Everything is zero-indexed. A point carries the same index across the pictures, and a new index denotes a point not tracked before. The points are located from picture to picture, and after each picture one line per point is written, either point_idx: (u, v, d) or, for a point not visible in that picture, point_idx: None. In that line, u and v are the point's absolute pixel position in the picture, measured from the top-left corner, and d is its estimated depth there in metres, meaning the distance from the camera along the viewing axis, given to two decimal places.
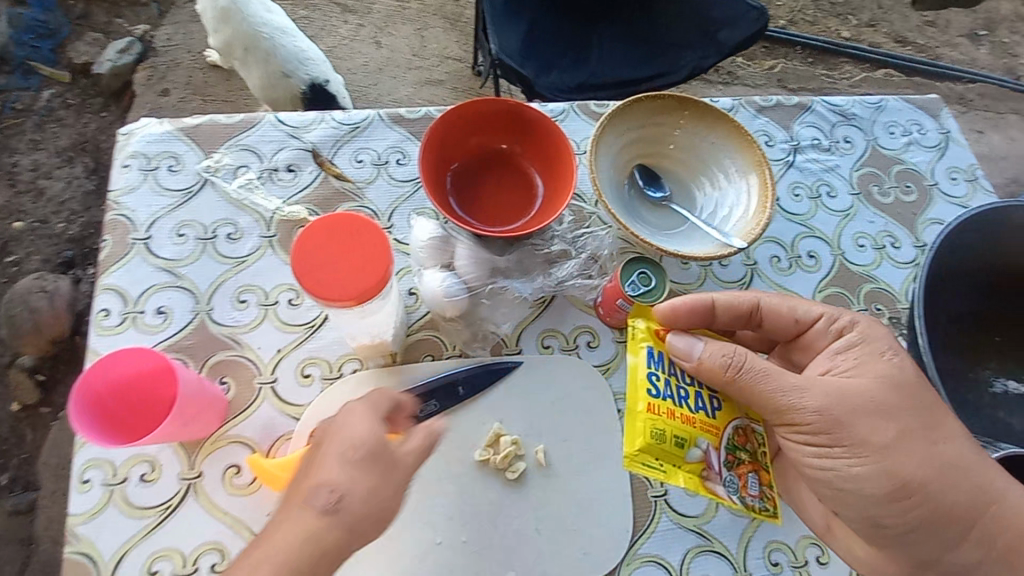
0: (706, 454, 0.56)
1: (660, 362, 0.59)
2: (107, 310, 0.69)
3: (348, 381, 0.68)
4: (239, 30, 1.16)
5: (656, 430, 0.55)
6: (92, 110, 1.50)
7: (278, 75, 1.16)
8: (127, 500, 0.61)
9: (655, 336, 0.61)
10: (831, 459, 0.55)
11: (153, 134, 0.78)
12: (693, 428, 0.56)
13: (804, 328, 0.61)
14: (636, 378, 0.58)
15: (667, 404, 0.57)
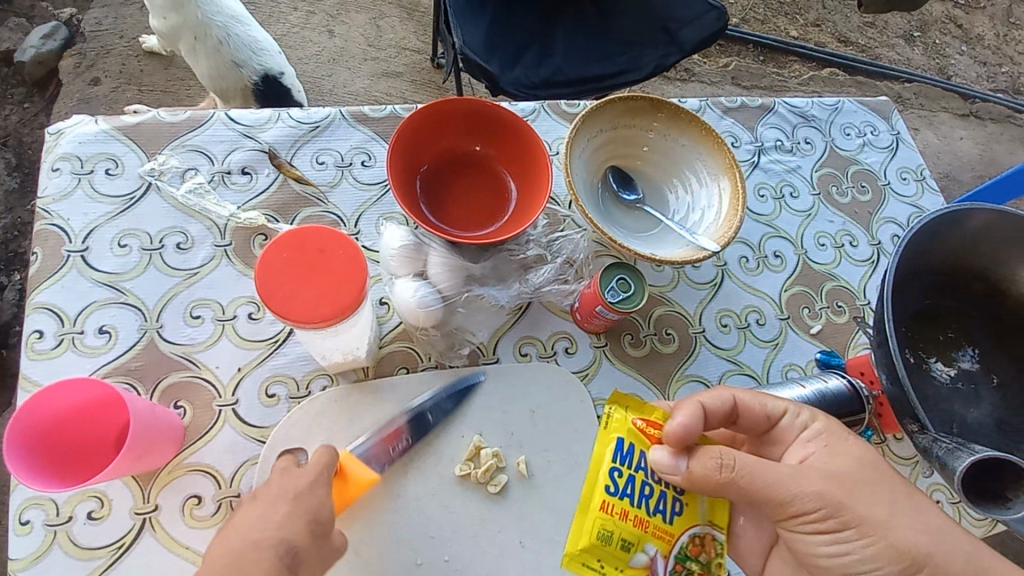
0: (652, 560, 0.53)
1: (627, 456, 0.55)
2: (40, 331, 0.62)
3: (317, 399, 0.64)
4: (189, 16, 1.07)
5: (603, 531, 0.53)
6: (13, 101, 1.36)
7: (228, 65, 1.08)
8: (73, 540, 0.55)
9: (631, 429, 0.56)
10: (841, 544, 0.51)
11: (86, 133, 0.71)
12: (643, 532, 0.53)
13: (773, 423, 0.58)
14: (597, 474, 0.54)
15: (623, 504, 0.53)
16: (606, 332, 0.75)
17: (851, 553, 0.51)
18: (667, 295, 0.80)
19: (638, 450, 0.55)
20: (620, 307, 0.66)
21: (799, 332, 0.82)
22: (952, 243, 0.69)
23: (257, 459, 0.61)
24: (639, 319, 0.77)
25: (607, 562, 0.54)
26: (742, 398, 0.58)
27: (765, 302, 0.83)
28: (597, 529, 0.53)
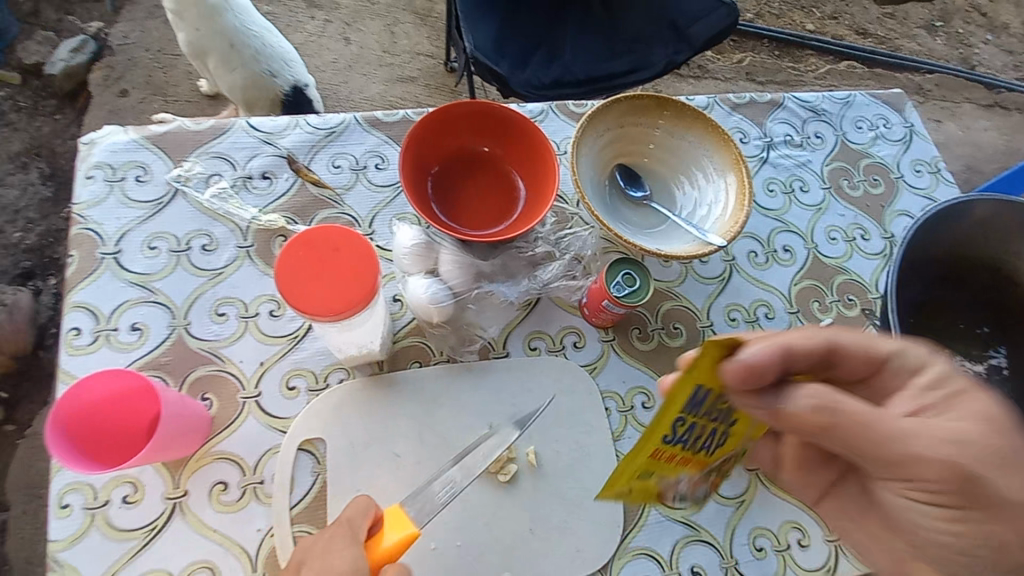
0: (678, 483, 0.50)
1: (697, 405, 0.43)
2: (77, 329, 0.66)
3: (333, 393, 0.67)
4: (222, 28, 1.11)
5: (644, 471, 0.47)
6: (45, 113, 1.43)
7: (261, 75, 1.14)
8: (109, 523, 0.59)
9: (715, 372, 0.41)
10: (953, 520, 0.46)
11: (117, 143, 0.75)
12: (682, 465, 0.48)
13: (873, 363, 0.49)
14: (661, 429, 0.42)
15: (674, 449, 0.46)
16: (614, 326, 0.76)
17: (963, 532, 0.46)
18: (675, 290, 0.81)
19: (711, 394, 0.43)
20: (626, 301, 0.68)
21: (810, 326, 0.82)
22: (958, 235, 0.69)
23: (279, 448, 0.64)
24: (647, 314, 0.78)
25: (640, 492, 0.49)
26: (842, 339, 0.48)
27: (774, 296, 0.83)
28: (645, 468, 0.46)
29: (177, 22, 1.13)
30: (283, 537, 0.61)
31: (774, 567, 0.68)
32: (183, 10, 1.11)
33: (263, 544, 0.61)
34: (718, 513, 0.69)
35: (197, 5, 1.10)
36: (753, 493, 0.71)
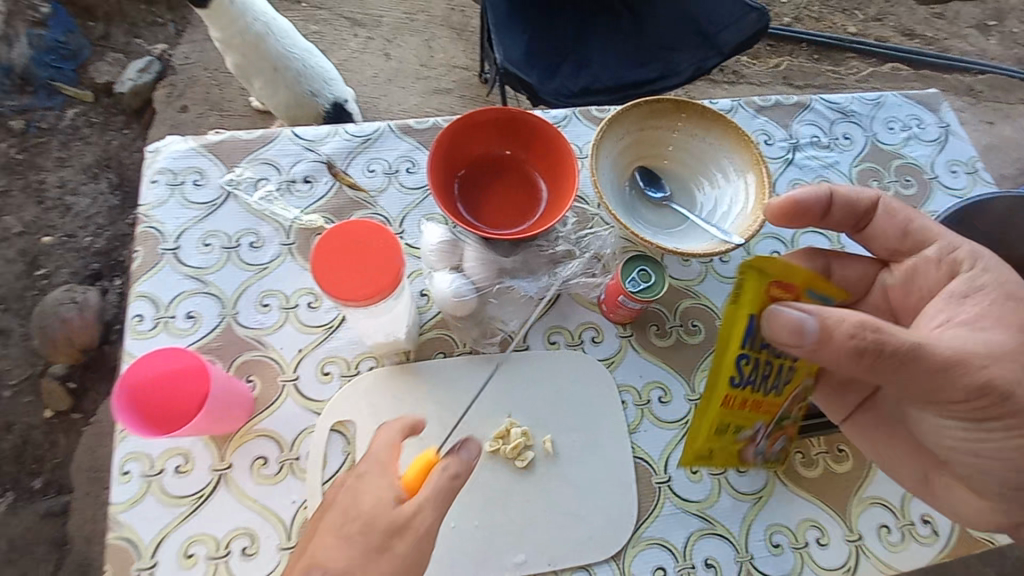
0: (756, 433, 0.65)
1: (752, 341, 0.59)
2: (141, 316, 0.73)
3: (365, 378, 0.72)
4: (269, 54, 1.20)
5: (724, 416, 0.63)
6: (115, 128, 1.58)
7: (303, 95, 1.24)
8: (163, 490, 0.66)
9: (762, 304, 0.57)
10: (970, 410, 0.57)
11: (179, 151, 0.83)
12: (756, 413, 0.63)
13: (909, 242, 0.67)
14: (726, 368, 0.59)
15: (745, 392, 0.61)
16: (632, 323, 0.78)
17: (984, 435, 0.59)
18: (694, 288, 0.82)
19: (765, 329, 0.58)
20: (642, 296, 0.70)
21: None
22: None
23: (313, 428, 0.70)
24: (666, 311, 0.80)
25: (725, 447, 0.65)
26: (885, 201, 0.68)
27: None
28: (727, 407, 0.62)
29: (223, 48, 1.21)
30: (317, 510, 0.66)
31: (790, 564, 0.69)
32: (230, 38, 1.18)
33: (297, 515, 0.66)
34: (733, 508, 0.71)
35: (246, 33, 1.18)
36: (770, 490, 0.72)
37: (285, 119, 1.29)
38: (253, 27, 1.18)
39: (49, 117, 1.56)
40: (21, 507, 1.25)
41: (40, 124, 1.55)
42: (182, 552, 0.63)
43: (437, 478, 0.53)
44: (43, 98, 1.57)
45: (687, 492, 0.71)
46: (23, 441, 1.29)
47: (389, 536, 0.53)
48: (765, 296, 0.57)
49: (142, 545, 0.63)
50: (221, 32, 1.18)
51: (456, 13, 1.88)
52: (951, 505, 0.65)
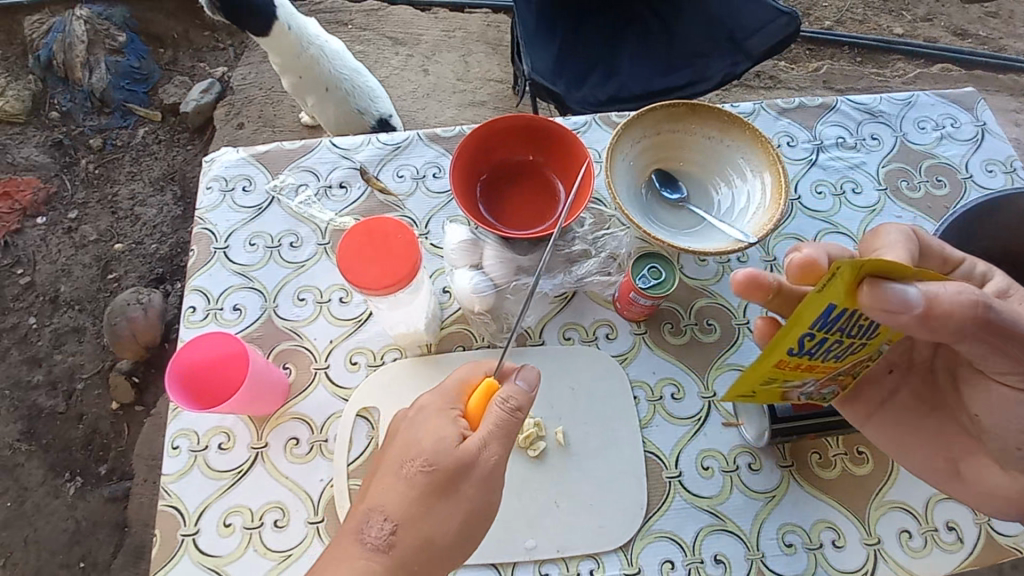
0: (799, 386, 0.61)
1: (828, 320, 0.50)
2: (193, 307, 0.81)
3: (389, 368, 0.77)
4: (322, 74, 1.30)
5: (774, 374, 0.58)
6: (180, 144, 1.73)
7: (352, 113, 1.33)
8: (208, 465, 0.72)
9: (849, 296, 0.47)
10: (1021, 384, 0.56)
11: (231, 160, 0.92)
12: (807, 373, 0.58)
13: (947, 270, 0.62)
14: (787, 340, 0.52)
15: (802, 360, 0.55)
16: (646, 320, 0.80)
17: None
18: (710, 288, 0.83)
19: (845, 315, 0.50)
20: (652, 292, 0.73)
21: None
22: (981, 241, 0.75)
23: (341, 413, 0.75)
24: (680, 310, 0.81)
25: (769, 390, 0.62)
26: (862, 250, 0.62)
27: None
28: (782, 367, 0.56)
29: (282, 71, 1.32)
30: (341, 488, 0.71)
31: (804, 564, 0.69)
32: (288, 61, 1.30)
33: (324, 492, 0.71)
34: (745, 505, 0.71)
35: (302, 56, 1.29)
36: (784, 489, 0.72)
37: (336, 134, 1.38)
38: (309, 51, 1.29)
39: (123, 135, 1.73)
40: (88, 491, 1.37)
41: (115, 142, 1.72)
42: (221, 521, 0.70)
43: (499, 410, 0.57)
44: (119, 119, 1.74)
45: (698, 488, 0.72)
46: (92, 429, 1.42)
47: (453, 480, 0.55)
48: (854, 289, 0.47)
49: (187, 513, 0.70)
50: (280, 56, 1.30)
51: (491, 29, 1.95)
52: (983, 486, 0.63)
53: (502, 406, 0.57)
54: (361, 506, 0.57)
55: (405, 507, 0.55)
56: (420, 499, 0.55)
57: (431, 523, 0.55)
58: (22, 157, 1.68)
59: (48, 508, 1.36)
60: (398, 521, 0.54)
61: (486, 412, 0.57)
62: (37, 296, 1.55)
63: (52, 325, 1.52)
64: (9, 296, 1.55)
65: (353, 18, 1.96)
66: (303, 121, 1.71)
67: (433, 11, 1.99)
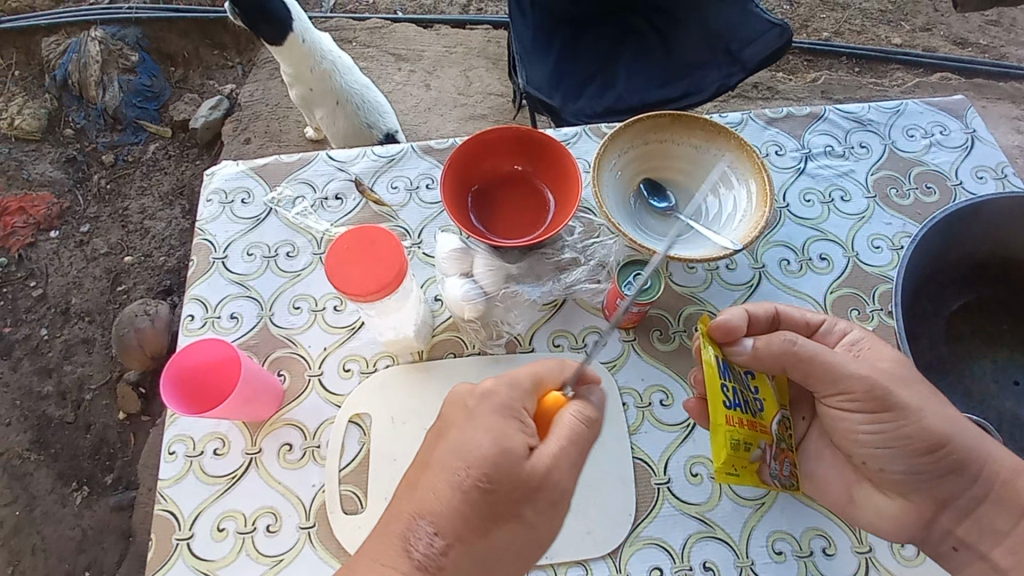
0: (763, 453, 0.64)
1: (725, 369, 0.64)
2: (192, 315, 0.84)
3: (382, 375, 0.79)
4: (333, 88, 1.34)
5: (737, 441, 0.61)
6: (189, 159, 1.78)
7: (361, 126, 1.36)
8: (203, 470, 0.74)
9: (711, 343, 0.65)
10: (876, 422, 0.63)
11: (231, 173, 0.95)
12: (756, 432, 0.64)
13: (813, 330, 0.70)
14: (719, 393, 0.62)
15: (739, 412, 0.62)
16: (635, 327, 0.81)
17: (888, 433, 0.63)
18: (698, 295, 0.84)
19: (727, 362, 0.66)
20: (638, 299, 0.75)
21: None
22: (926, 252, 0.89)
23: (334, 419, 0.76)
24: (669, 317, 0.82)
25: (747, 470, 0.63)
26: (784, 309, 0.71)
27: (806, 303, 0.83)
28: (739, 430, 0.61)
29: (293, 82, 1.36)
30: (333, 493, 0.72)
31: (794, 572, 0.69)
32: (301, 72, 1.33)
33: (316, 497, 0.72)
34: (734, 512, 0.71)
35: (314, 70, 1.32)
36: (774, 496, 0.72)
37: (343, 147, 1.41)
38: (322, 64, 1.33)
39: (134, 151, 1.78)
40: (94, 500, 1.39)
41: (127, 158, 1.77)
42: (215, 526, 0.71)
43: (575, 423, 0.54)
44: (130, 135, 1.80)
45: (686, 494, 0.72)
46: (99, 439, 1.44)
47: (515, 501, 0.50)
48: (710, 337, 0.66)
49: (182, 517, 0.71)
50: (293, 67, 1.33)
51: (492, 44, 1.99)
52: (875, 511, 0.67)
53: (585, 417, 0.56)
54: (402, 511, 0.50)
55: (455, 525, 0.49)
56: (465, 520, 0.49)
57: (485, 549, 0.49)
58: (37, 173, 1.73)
59: (55, 517, 1.38)
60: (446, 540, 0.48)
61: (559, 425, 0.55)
62: (48, 308, 1.59)
63: (62, 336, 1.55)
64: (21, 308, 1.59)
65: (357, 35, 2.00)
66: (308, 135, 1.75)
67: (436, 28, 2.03)
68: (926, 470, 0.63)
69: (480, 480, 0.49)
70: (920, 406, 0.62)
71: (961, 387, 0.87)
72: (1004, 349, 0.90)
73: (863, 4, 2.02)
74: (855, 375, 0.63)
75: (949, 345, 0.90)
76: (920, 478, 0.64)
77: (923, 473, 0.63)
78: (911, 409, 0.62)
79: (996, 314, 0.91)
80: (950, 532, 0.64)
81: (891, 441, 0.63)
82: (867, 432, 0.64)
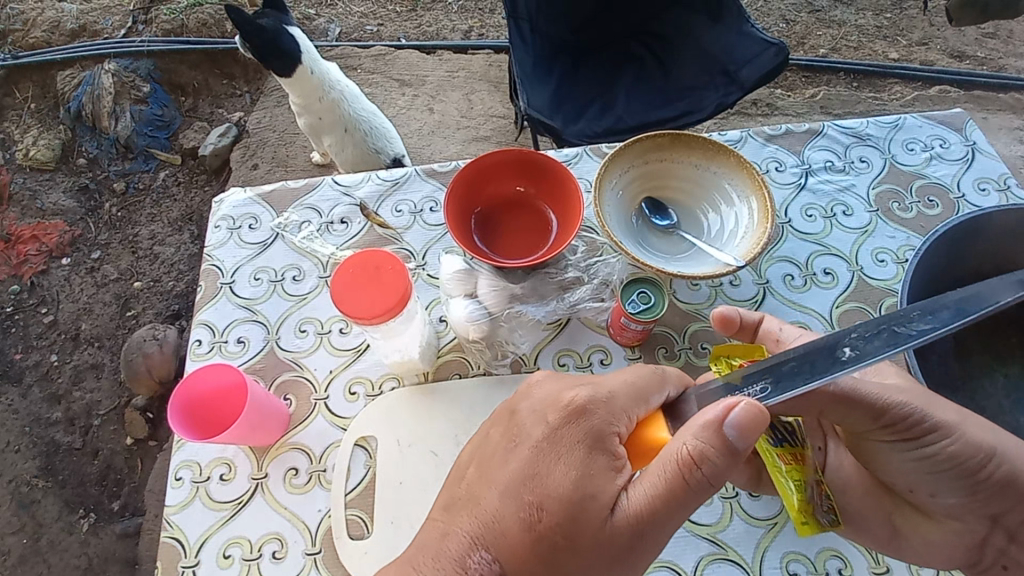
0: (813, 488, 0.60)
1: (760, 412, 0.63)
2: (199, 340, 0.84)
3: (387, 397, 0.79)
4: (341, 116, 1.37)
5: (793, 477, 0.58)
6: (198, 185, 1.82)
7: (369, 153, 1.39)
8: (209, 495, 0.74)
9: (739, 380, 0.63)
10: (922, 447, 0.62)
11: (238, 200, 0.96)
12: (805, 464, 0.60)
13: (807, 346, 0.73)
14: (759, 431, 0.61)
15: (787, 447, 0.61)
16: (640, 345, 0.82)
17: (937, 458, 0.62)
18: (703, 312, 0.84)
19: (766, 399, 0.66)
20: (642, 317, 0.75)
21: None
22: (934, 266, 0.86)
23: (340, 442, 0.76)
24: (674, 334, 0.82)
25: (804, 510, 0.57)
26: (768, 319, 0.73)
27: (811, 317, 0.83)
28: (795, 468, 0.59)
29: (301, 110, 1.39)
30: (339, 518, 0.71)
31: None
32: (310, 102, 1.36)
33: (322, 523, 0.72)
34: (746, 533, 0.70)
35: (324, 99, 1.36)
36: (787, 516, 0.71)
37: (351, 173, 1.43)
38: (330, 94, 1.36)
39: (144, 179, 1.82)
40: (101, 527, 1.38)
41: (138, 185, 1.81)
42: (221, 553, 0.70)
43: (676, 472, 0.47)
44: (141, 163, 1.84)
45: (696, 515, 0.71)
46: (107, 465, 1.44)
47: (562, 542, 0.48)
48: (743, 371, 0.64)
49: (188, 544, 0.71)
50: (302, 97, 1.36)
51: (494, 68, 2.03)
52: (922, 539, 0.64)
53: (693, 472, 0.47)
54: (459, 528, 0.50)
55: (510, 552, 0.48)
56: (520, 547, 0.48)
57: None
58: (51, 202, 1.77)
59: (61, 545, 1.37)
60: (504, 565, 0.48)
61: (660, 473, 0.48)
62: (59, 334, 1.60)
63: (71, 362, 1.57)
64: (32, 334, 1.61)
65: (361, 62, 2.04)
66: (314, 160, 1.78)
67: (438, 53, 2.08)
68: (970, 488, 0.62)
69: (499, 499, 0.49)
70: (957, 423, 0.62)
71: (972, 403, 0.86)
72: (1015, 363, 0.89)
73: (858, 21, 2.06)
74: (894, 401, 0.62)
75: (959, 361, 0.89)
76: (971, 499, 0.63)
77: (971, 492, 0.62)
78: (951, 427, 0.62)
79: (1005, 328, 0.91)
80: (1003, 551, 0.63)
81: (939, 465, 0.62)
82: (913, 456, 0.63)
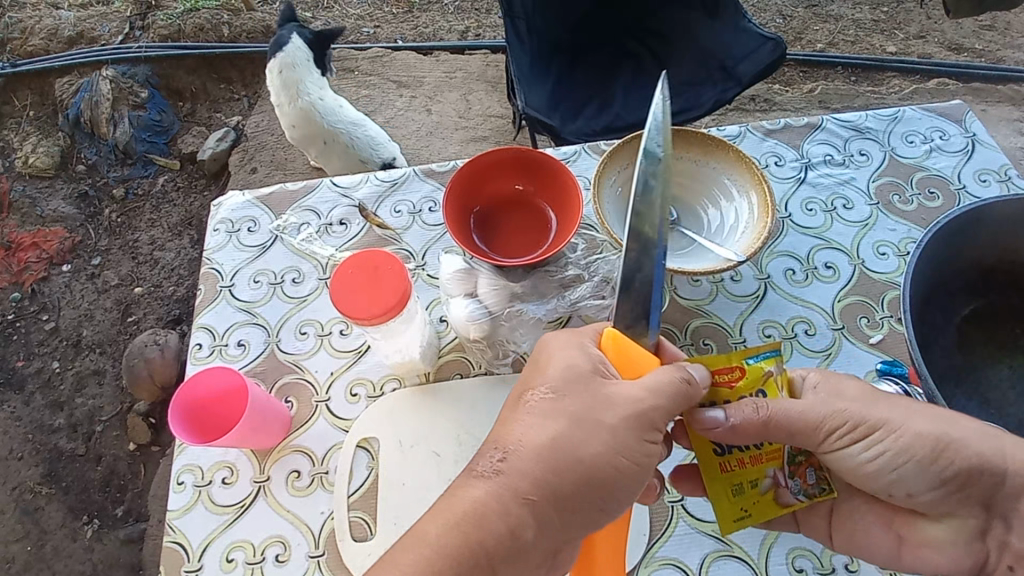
0: (774, 480, 0.60)
1: None
2: (200, 344, 0.84)
3: (388, 399, 0.78)
4: (321, 130, 1.37)
5: (738, 487, 0.59)
6: (197, 190, 1.82)
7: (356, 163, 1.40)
8: (212, 499, 0.73)
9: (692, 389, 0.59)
10: (875, 448, 0.58)
11: (237, 203, 0.96)
12: (760, 463, 0.59)
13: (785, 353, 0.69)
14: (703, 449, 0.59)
15: (735, 455, 0.59)
16: None
17: (891, 452, 0.57)
18: (704, 308, 0.84)
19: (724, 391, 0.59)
20: None
21: (856, 342, 0.80)
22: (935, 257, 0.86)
23: (341, 444, 0.76)
24: (676, 331, 0.82)
25: (756, 502, 0.59)
26: None
27: (814, 312, 0.83)
28: (743, 473, 0.59)
29: (286, 127, 1.41)
30: (342, 520, 0.71)
31: None
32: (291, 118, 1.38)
33: (325, 525, 0.71)
34: (752, 529, 0.70)
35: (301, 116, 1.37)
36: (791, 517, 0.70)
37: None
38: (307, 110, 1.36)
39: (144, 185, 1.82)
40: (104, 533, 1.38)
41: (137, 191, 1.81)
42: (224, 558, 0.70)
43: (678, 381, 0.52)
44: (140, 168, 1.84)
45: (701, 512, 0.71)
46: (109, 471, 1.44)
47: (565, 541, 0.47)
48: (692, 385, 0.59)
49: (191, 549, 0.71)
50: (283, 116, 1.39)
51: (491, 68, 2.03)
52: (923, 538, 0.61)
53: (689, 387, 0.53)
54: None
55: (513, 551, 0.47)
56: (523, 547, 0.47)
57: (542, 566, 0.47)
58: (50, 209, 1.77)
59: (65, 551, 1.36)
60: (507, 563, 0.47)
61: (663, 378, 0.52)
62: (61, 341, 1.60)
63: (73, 368, 1.56)
64: (34, 341, 1.60)
65: (359, 64, 2.04)
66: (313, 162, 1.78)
67: (436, 54, 2.08)
68: (953, 477, 0.57)
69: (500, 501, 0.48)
70: (901, 414, 0.58)
71: (976, 394, 0.86)
72: (1019, 355, 0.89)
73: (855, 15, 2.06)
74: (828, 410, 0.58)
75: (962, 353, 0.88)
76: (949, 492, 0.58)
77: (952, 485, 0.57)
78: (894, 420, 0.58)
79: (1008, 320, 0.90)
80: (1005, 543, 0.57)
81: (902, 460, 0.57)
82: (870, 464, 0.58)
